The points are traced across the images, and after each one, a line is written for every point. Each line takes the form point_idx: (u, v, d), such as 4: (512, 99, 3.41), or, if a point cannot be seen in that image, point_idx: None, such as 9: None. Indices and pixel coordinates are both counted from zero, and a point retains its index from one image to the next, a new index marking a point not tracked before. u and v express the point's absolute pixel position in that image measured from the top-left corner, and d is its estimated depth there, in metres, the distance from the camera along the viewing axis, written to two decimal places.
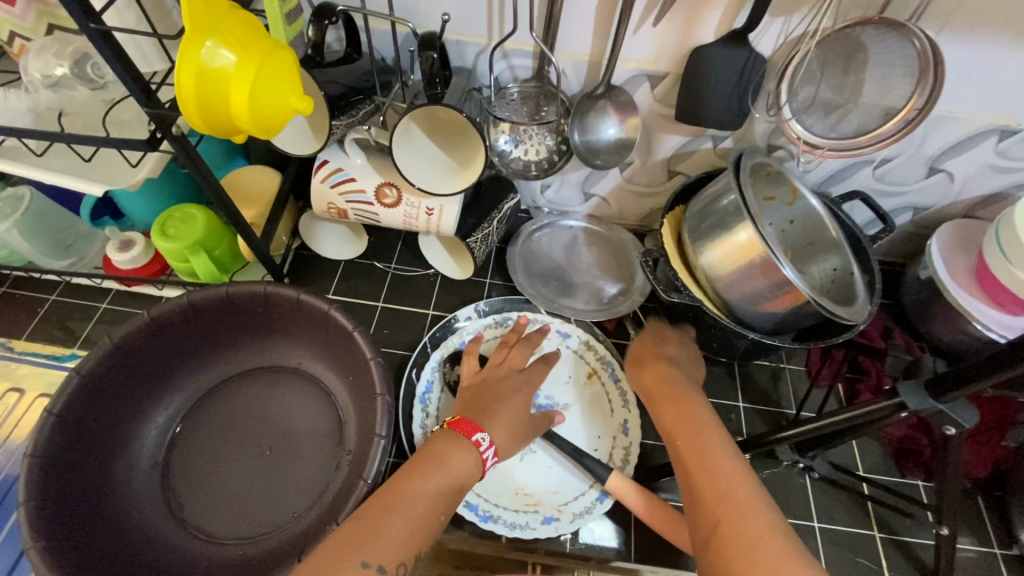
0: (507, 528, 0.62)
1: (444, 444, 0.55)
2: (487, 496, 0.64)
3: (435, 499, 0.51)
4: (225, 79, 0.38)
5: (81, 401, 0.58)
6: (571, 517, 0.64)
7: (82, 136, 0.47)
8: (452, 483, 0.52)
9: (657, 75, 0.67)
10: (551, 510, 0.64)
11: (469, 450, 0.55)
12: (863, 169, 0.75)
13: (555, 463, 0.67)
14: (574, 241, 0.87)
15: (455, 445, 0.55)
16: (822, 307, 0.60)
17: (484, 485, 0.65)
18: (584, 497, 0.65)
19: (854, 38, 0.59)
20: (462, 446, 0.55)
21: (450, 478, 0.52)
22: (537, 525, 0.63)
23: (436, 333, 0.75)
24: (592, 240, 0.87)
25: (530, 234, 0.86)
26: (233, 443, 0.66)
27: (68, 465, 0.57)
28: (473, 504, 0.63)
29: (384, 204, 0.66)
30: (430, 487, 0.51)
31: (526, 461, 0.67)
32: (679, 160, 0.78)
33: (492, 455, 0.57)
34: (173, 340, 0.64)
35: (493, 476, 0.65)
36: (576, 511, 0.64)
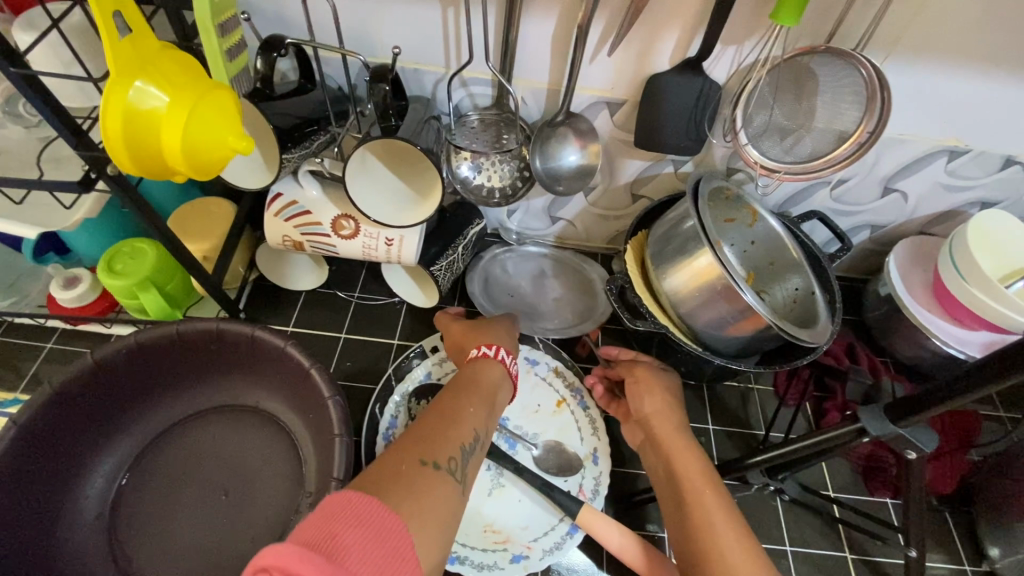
0: (474, 569, 0.60)
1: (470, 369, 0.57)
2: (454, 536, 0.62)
3: (481, 411, 0.51)
4: (156, 121, 0.37)
5: (19, 452, 0.55)
6: (541, 553, 0.62)
7: (10, 178, 0.45)
8: (488, 389, 0.55)
9: (616, 102, 0.68)
10: (521, 547, 0.62)
11: (492, 365, 0.59)
12: (820, 190, 0.76)
13: (524, 497, 0.65)
14: (541, 270, 0.86)
15: (481, 363, 0.58)
16: (784, 331, 0.61)
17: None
18: (554, 531, 0.63)
19: (803, 65, 0.60)
20: (487, 363, 0.58)
21: (484, 392, 0.54)
22: (506, 564, 0.61)
23: (402, 363, 0.73)
24: (561, 270, 0.86)
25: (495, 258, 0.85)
26: (185, 489, 0.63)
27: (2, 524, 0.53)
28: None
29: (342, 236, 0.64)
30: (474, 402, 0.51)
31: (495, 497, 0.65)
32: (642, 183, 0.78)
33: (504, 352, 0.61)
34: (119, 384, 0.61)
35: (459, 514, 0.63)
36: (546, 547, 0.62)
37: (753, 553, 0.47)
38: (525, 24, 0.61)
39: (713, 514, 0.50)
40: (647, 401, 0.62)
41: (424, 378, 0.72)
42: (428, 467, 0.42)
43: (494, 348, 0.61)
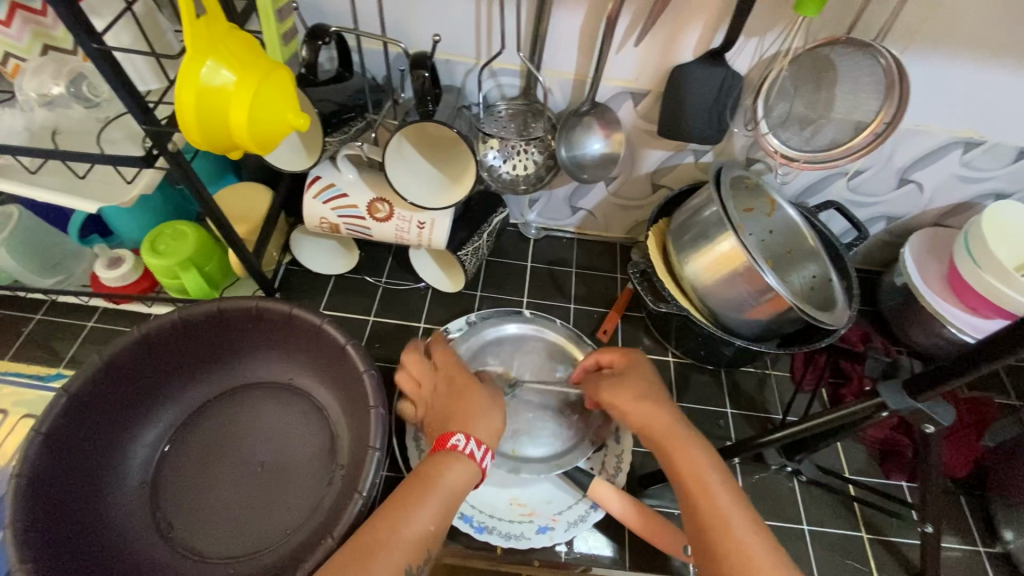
0: (501, 538, 0.62)
1: (437, 463, 0.52)
2: (482, 507, 0.64)
3: (432, 528, 0.49)
4: (225, 98, 0.39)
5: (70, 420, 0.58)
6: (566, 525, 0.64)
7: (77, 154, 0.48)
8: (443, 499, 0.50)
9: (639, 92, 0.70)
10: (546, 519, 0.64)
11: (463, 467, 0.52)
12: (837, 181, 0.78)
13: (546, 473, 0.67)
14: (522, 346, 0.75)
15: (445, 458, 0.52)
16: (804, 313, 0.63)
17: (479, 497, 0.65)
18: (577, 505, 0.65)
19: (824, 56, 0.62)
20: (454, 457, 0.52)
21: (446, 500, 0.50)
22: (531, 535, 0.63)
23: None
24: (535, 346, 0.75)
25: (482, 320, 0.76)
26: (222, 461, 0.65)
27: (54, 487, 0.56)
28: (468, 516, 0.63)
29: (377, 219, 0.67)
30: (428, 516, 0.49)
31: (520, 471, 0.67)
32: (662, 174, 0.81)
33: (479, 449, 0.54)
34: (162, 358, 0.64)
35: (486, 487, 0.65)
36: (570, 520, 0.64)
37: (771, 551, 0.45)
38: (554, 17, 0.64)
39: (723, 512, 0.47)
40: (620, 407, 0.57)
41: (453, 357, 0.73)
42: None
43: (482, 450, 0.54)
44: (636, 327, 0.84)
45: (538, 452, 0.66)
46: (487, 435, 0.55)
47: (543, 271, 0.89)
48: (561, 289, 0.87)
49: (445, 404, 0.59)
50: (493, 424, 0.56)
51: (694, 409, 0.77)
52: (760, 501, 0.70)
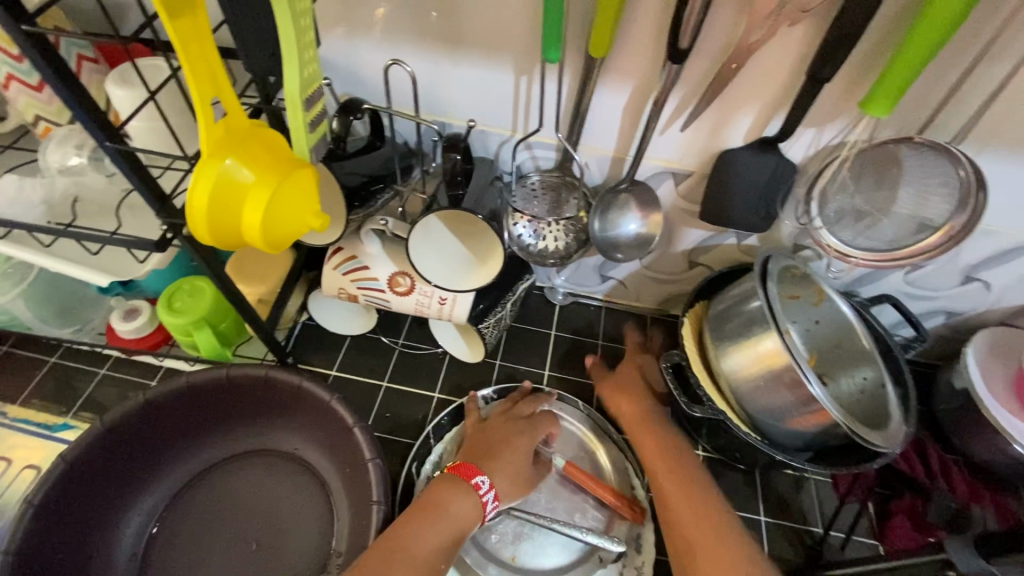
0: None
1: (447, 489, 0.56)
2: None
3: (439, 546, 0.52)
4: (241, 199, 0.37)
5: (64, 489, 0.55)
6: None
7: (87, 233, 0.46)
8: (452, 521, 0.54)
9: (682, 173, 0.66)
10: None
11: (471, 495, 0.56)
12: (894, 273, 0.72)
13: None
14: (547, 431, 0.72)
15: (458, 490, 0.56)
16: (854, 432, 0.57)
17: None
18: None
19: (890, 152, 0.57)
20: (465, 489, 0.56)
21: (452, 527, 0.53)
22: None
23: (443, 422, 0.71)
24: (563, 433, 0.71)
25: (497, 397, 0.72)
26: (216, 536, 0.62)
27: (41, 564, 0.53)
28: None
29: (397, 292, 0.64)
30: (438, 536, 0.52)
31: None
32: (701, 252, 0.76)
33: (492, 498, 0.57)
34: (165, 424, 0.61)
35: None
36: None
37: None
38: (596, 96, 0.61)
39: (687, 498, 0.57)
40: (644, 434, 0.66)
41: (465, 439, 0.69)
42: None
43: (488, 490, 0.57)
44: None
45: (534, 562, 0.61)
46: (500, 482, 0.59)
47: (568, 340, 0.85)
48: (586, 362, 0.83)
49: (484, 442, 0.62)
50: (512, 478, 0.60)
51: None
52: None
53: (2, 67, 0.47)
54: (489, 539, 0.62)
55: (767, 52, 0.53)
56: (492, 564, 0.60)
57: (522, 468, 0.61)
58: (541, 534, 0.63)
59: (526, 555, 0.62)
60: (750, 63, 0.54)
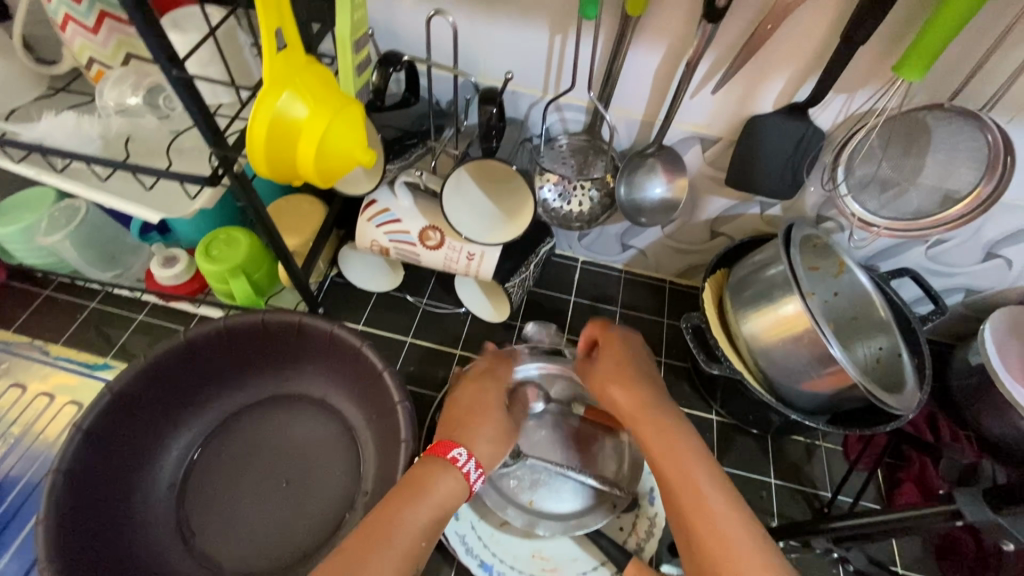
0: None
1: (427, 472, 0.51)
2: (503, 557, 0.61)
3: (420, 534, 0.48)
4: (295, 132, 0.39)
5: (110, 417, 0.58)
6: None
7: (144, 166, 0.48)
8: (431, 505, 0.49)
9: (710, 138, 0.67)
10: None
11: (452, 476, 0.51)
12: (916, 248, 0.73)
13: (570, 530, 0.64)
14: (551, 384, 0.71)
15: (440, 467, 0.51)
16: (870, 393, 0.58)
17: (502, 546, 0.62)
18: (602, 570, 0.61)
19: (920, 120, 0.57)
20: (444, 469, 0.51)
21: (435, 508, 0.49)
22: None
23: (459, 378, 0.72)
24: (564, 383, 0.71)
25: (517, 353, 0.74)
26: (248, 473, 0.65)
27: (88, 484, 0.56)
28: (488, 565, 0.60)
29: (427, 246, 0.66)
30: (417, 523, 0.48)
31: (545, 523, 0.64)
32: (723, 222, 0.77)
33: (474, 468, 0.53)
34: (202, 363, 0.64)
35: (510, 535, 0.63)
36: None
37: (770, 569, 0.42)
38: (629, 57, 0.61)
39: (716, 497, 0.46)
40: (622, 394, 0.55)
41: None
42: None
43: (465, 461, 0.53)
44: (680, 377, 0.81)
45: (548, 505, 0.64)
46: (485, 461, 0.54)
47: (587, 307, 0.86)
48: None
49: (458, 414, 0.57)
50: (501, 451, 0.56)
51: (735, 474, 0.73)
52: None
53: (61, 7, 0.49)
54: (508, 484, 0.65)
55: (804, 13, 0.53)
56: (511, 507, 0.63)
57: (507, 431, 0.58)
58: (556, 483, 0.65)
59: (542, 500, 0.64)
60: (785, 25, 0.55)
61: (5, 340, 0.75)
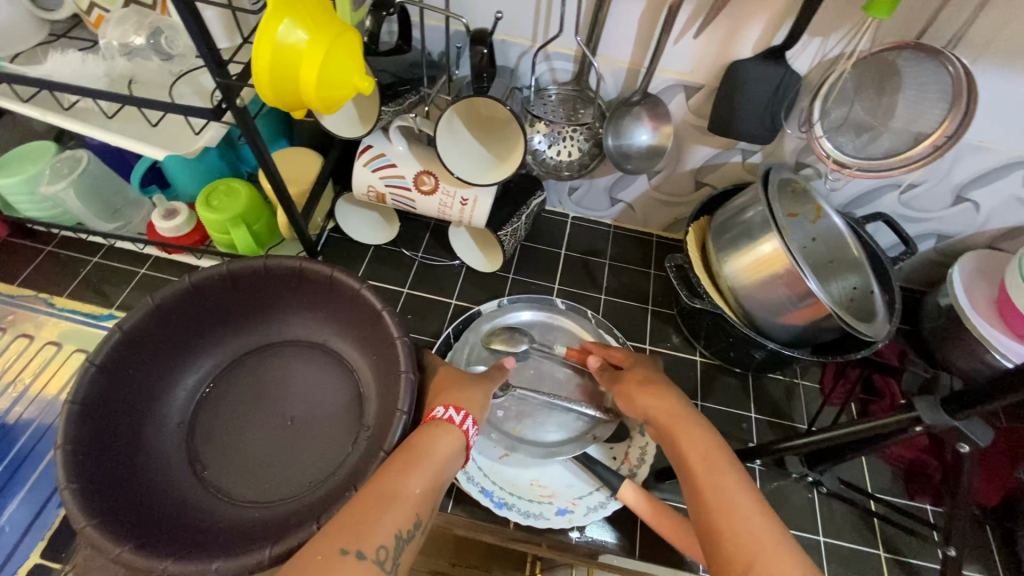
0: (520, 516, 0.64)
1: (424, 435, 0.53)
2: (503, 485, 0.66)
3: (422, 493, 0.50)
4: (297, 56, 0.41)
5: (121, 354, 0.61)
6: (585, 510, 0.64)
7: (150, 100, 0.50)
8: (432, 467, 0.51)
9: (693, 86, 0.70)
10: (566, 502, 0.65)
11: (451, 433, 0.54)
12: (889, 193, 0.76)
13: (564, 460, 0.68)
14: (544, 327, 0.78)
15: (436, 428, 0.54)
16: (844, 321, 0.62)
17: (500, 476, 0.66)
18: (597, 493, 0.66)
19: (890, 61, 0.60)
20: (438, 429, 0.54)
21: (435, 466, 0.51)
22: (551, 515, 0.64)
23: (456, 329, 0.75)
24: (557, 326, 0.78)
25: (510, 304, 0.78)
26: (255, 410, 0.67)
27: (102, 416, 0.58)
28: (489, 491, 0.65)
29: (422, 191, 0.68)
30: (422, 482, 0.50)
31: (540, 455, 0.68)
32: (707, 172, 0.80)
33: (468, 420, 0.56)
34: (207, 306, 0.66)
35: (509, 465, 0.67)
36: (590, 505, 0.65)
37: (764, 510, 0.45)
38: (614, 3, 0.64)
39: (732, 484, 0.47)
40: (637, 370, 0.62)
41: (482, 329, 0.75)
42: (350, 559, 0.44)
43: (461, 414, 0.56)
44: (667, 324, 0.84)
45: (538, 435, 0.69)
46: (468, 406, 0.58)
47: (577, 259, 0.89)
48: (594, 279, 0.88)
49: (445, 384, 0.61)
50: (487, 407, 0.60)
51: (718, 410, 0.77)
52: (775, 507, 0.69)
53: None
54: (495, 414, 0.70)
55: None
56: (495, 432, 0.68)
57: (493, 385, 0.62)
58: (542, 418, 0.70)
59: (525, 429, 0.69)
60: None
61: (11, 292, 0.77)
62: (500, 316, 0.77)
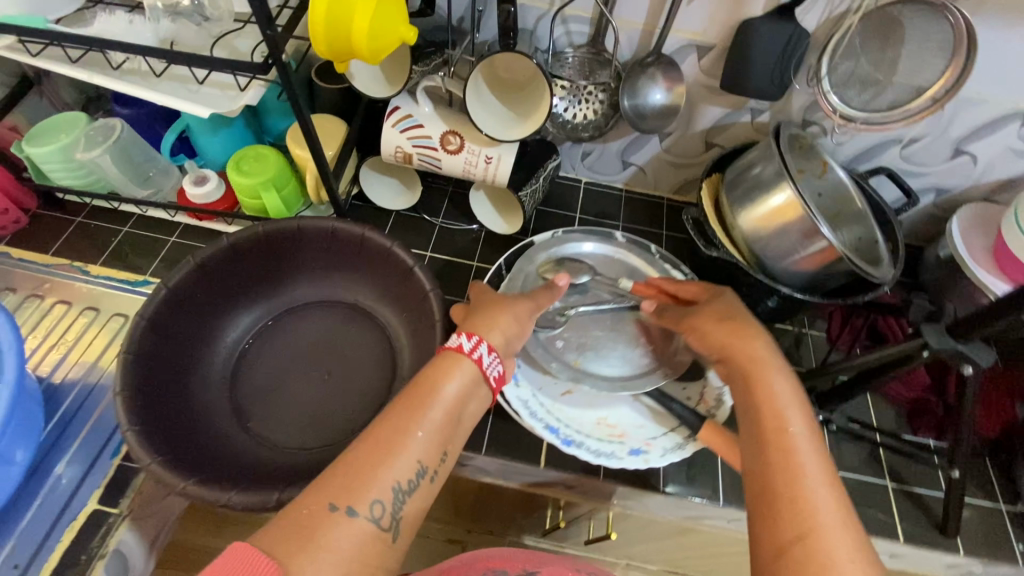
0: (591, 454, 0.67)
1: (436, 370, 0.53)
2: (569, 425, 0.69)
3: (431, 444, 0.49)
4: (350, 5, 0.44)
5: (167, 310, 0.63)
6: (662, 452, 0.67)
7: (198, 59, 0.52)
8: (445, 413, 0.50)
9: (705, 46, 0.72)
10: (638, 443, 0.68)
11: (469, 364, 0.53)
12: (891, 148, 0.80)
13: (632, 403, 0.72)
14: (598, 258, 0.83)
15: (451, 359, 0.53)
16: (853, 264, 0.65)
17: (564, 414, 0.70)
18: (672, 435, 0.69)
19: (894, 16, 0.64)
20: (455, 361, 0.53)
21: (447, 408, 0.50)
22: (624, 455, 0.67)
23: (510, 258, 0.79)
24: (613, 258, 0.83)
25: (568, 235, 0.83)
26: (293, 365, 0.70)
27: (153, 367, 0.61)
28: (556, 429, 0.68)
29: (448, 150, 0.70)
30: (429, 430, 0.49)
31: (607, 399, 0.72)
32: (717, 132, 0.83)
33: (485, 348, 0.55)
34: (244, 267, 0.69)
35: (574, 408, 0.71)
36: (666, 447, 0.68)
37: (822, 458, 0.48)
38: None
39: (804, 450, 0.48)
40: (712, 304, 0.63)
41: (544, 258, 0.80)
42: (339, 514, 0.43)
43: (473, 341, 0.54)
44: None
45: (593, 365, 0.73)
46: (483, 333, 0.56)
47: (592, 222, 0.92)
48: None
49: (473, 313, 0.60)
50: (508, 333, 0.58)
51: None
52: None
53: None
54: (555, 345, 0.74)
55: None
56: (556, 362, 0.71)
57: (527, 317, 0.62)
58: (595, 361, 0.73)
59: (588, 361, 0.73)
60: None
61: (45, 262, 0.79)
62: (559, 245, 0.82)
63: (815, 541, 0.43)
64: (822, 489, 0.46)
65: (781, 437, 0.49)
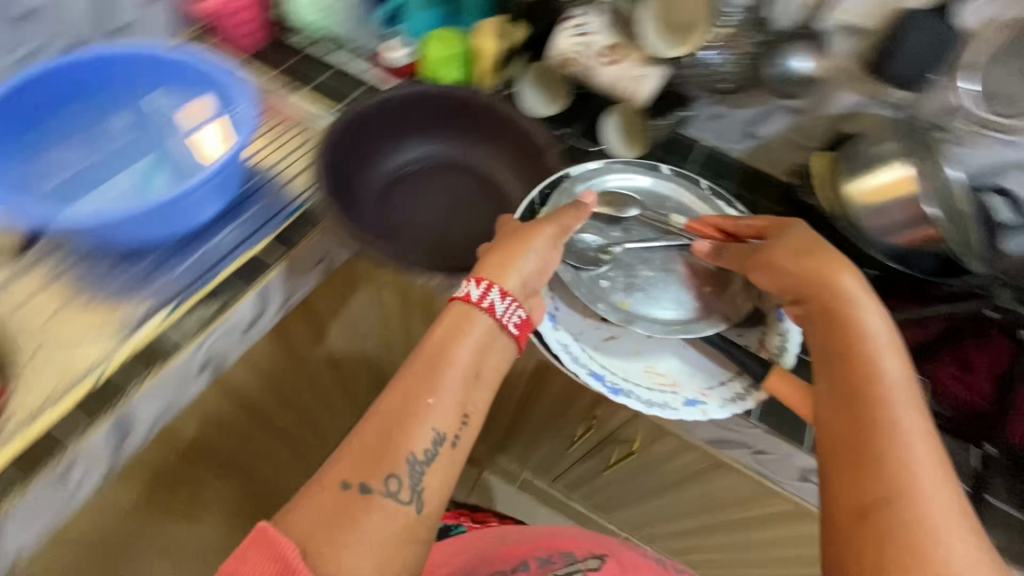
0: (647, 406, 0.77)
1: (453, 318, 0.66)
2: (618, 373, 0.79)
3: (449, 418, 0.61)
4: None
5: (352, 125, 0.81)
6: (720, 403, 0.78)
7: None
8: (456, 368, 0.63)
9: (863, 28, 0.82)
10: (696, 396, 0.78)
11: (484, 318, 0.66)
12: (1012, 172, 0.84)
13: (683, 351, 0.82)
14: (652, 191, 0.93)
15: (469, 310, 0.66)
16: (954, 240, 0.75)
17: (611, 363, 0.80)
18: (728, 388, 0.79)
19: None
20: (474, 310, 0.66)
21: (467, 370, 0.63)
22: (682, 407, 0.77)
23: (544, 191, 0.80)
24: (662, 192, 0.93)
25: (606, 167, 0.91)
26: (429, 201, 0.86)
27: (335, 160, 0.78)
28: (602, 378, 0.78)
29: (604, 62, 0.87)
30: (444, 406, 0.60)
31: (653, 351, 0.82)
32: (846, 120, 0.90)
33: (506, 298, 0.67)
34: (411, 113, 0.86)
35: (624, 359, 0.80)
36: (725, 398, 0.78)
37: (913, 399, 0.60)
38: None
39: (900, 425, 0.57)
40: (775, 246, 0.74)
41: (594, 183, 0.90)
42: (353, 492, 0.55)
43: (484, 288, 0.67)
44: None
45: (639, 305, 0.83)
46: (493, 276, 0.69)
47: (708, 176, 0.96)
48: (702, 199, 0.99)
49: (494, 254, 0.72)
50: (523, 274, 0.70)
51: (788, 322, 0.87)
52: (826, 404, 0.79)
53: None
54: (602, 284, 0.84)
55: None
56: (602, 303, 0.81)
57: (550, 248, 0.73)
58: (642, 308, 0.83)
59: (636, 302, 0.83)
60: None
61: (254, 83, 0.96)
62: (608, 171, 0.91)
63: (903, 506, 0.53)
64: (917, 427, 0.58)
65: (874, 383, 0.61)
